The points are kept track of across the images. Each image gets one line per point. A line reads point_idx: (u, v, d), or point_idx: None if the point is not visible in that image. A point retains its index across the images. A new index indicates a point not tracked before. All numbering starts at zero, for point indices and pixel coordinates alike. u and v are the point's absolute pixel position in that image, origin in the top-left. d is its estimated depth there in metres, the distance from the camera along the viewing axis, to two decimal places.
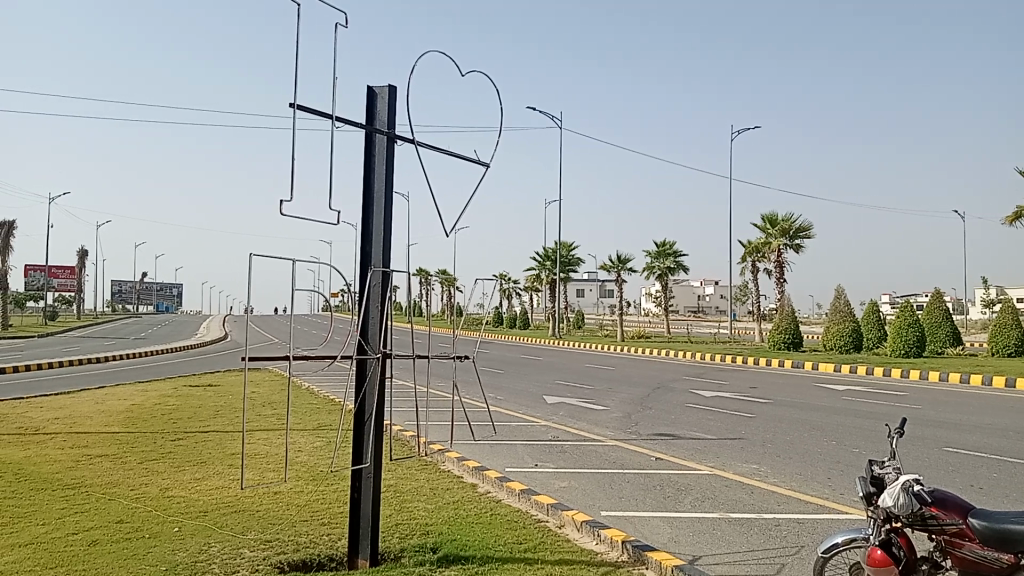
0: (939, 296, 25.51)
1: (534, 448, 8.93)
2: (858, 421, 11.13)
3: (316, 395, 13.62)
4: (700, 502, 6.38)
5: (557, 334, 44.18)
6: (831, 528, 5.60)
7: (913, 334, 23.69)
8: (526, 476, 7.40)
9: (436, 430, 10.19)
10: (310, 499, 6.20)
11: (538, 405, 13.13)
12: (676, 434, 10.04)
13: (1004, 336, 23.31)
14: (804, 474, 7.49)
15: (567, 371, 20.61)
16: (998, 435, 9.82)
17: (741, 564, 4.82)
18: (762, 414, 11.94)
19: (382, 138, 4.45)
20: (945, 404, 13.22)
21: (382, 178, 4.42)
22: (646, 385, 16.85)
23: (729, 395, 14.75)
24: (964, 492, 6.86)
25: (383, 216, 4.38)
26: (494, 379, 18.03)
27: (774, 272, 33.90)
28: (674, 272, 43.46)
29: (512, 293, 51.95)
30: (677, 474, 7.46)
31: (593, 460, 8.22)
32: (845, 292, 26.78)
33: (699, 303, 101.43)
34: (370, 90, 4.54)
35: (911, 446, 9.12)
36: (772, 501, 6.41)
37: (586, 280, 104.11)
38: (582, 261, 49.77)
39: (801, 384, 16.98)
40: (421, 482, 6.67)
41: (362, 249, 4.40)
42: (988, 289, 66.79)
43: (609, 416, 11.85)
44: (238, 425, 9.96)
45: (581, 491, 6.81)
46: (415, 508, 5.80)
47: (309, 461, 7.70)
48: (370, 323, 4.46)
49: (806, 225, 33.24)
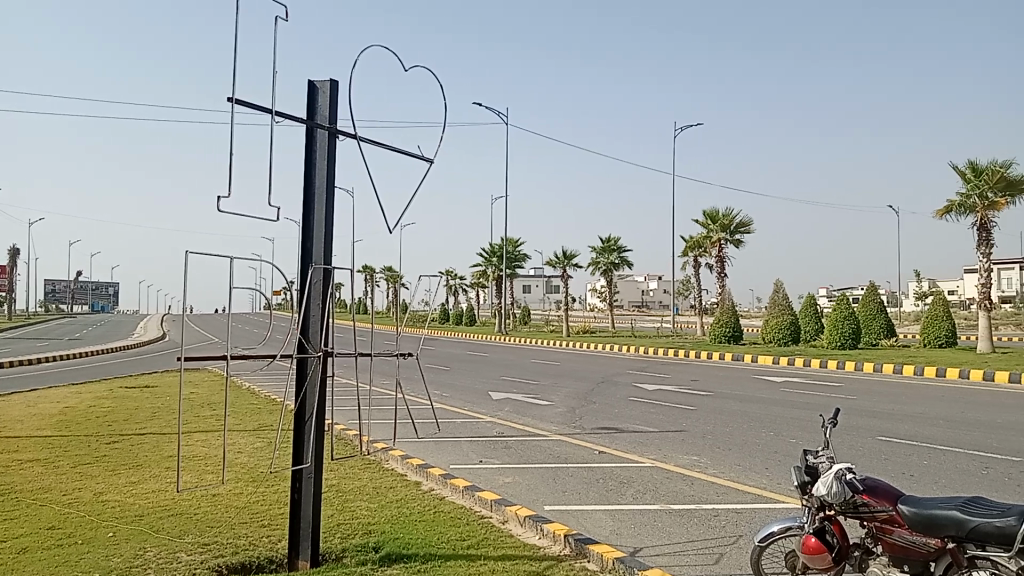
0: (873, 289, 26.16)
1: (478, 444, 8.92)
2: (795, 412, 11.39)
3: (256, 394, 13.41)
4: (642, 494, 6.45)
5: (503, 329, 44.12)
6: (768, 517, 5.72)
7: (849, 326, 24.26)
8: (471, 472, 7.39)
9: (379, 428, 10.10)
10: (250, 501, 6.10)
11: (483, 401, 13.10)
12: (619, 427, 10.13)
13: (936, 328, 24.02)
14: (743, 464, 7.63)
15: (512, 367, 20.62)
16: (929, 424, 10.14)
17: (681, 555, 4.88)
18: (704, 407, 12.10)
19: (323, 133, 4.37)
20: (880, 394, 13.54)
21: (324, 173, 4.34)
22: (591, 380, 16.92)
23: (671, 388, 14.92)
24: (896, 480, 7.06)
25: (325, 211, 4.31)
26: (439, 376, 17.95)
27: (715, 267, 34.41)
28: (618, 267, 43.84)
29: (457, 288, 51.73)
30: (620, 468, 7.52)
31: (537, 455, 8.25)
32: (783, 286, 27.33)
33: (643, 298, 102.79)
34: (311, 84, 4.46)
35: (845, 436, 9.35)
36: (712, 492, 6.51)
37: (531, 275, 104.32)
38: (528, 257, 49.79)
39: (742, 376, 17.31)
40: (364, 482, 6.61)
41: (303, 246, 4.32)
42: (921, 282, 68.99)
43: (553, 410, 11.90)
44: (175, 427, 9.73)
45: (524, 486, 6.82)
46: (357, 507, 5.74)
47: (248, 462, 7.57)
48: (311, 320, 4.37)
49: (746, 220, 33.81)
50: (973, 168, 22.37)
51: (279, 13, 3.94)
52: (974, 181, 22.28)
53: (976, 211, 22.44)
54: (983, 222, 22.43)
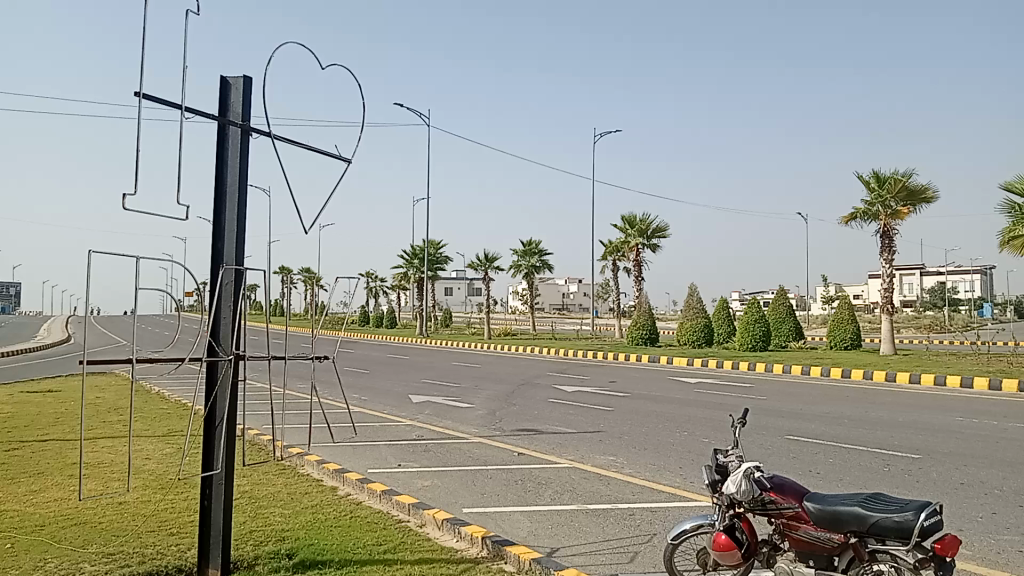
0: (783, 293, 27.01)
1: (397, 447, 8.84)
2: (708, 412, 11.67)
3: (166, 399, 12.99)
4: (560, 495, 6.49)
5: (423, 332, 43.86)
6: (681, 515, 5.83)
7: (759, 329, 25.00)
8: (389, 476, 7.31)
9: (294, 433, 9.90)
10: (157, 508, 5.90)
11: (402, 405, 12.98)
12: (538, 429, 10.19)
13: (842, 330, 24.95)
14: (659, 464, 7.77)
15: (432, 370, 20.54)
16: (834, 423, 10.52)
17: (597, 554, 4.94)
18: (621, 407, 12.28)
19: (236, 130, 4.25)
20: (788, 395, 13.98)
21: (236, 169, 4.22)
22: (511, 382, 16.99)
23: (590, 389, 15.10)
24: (803, 477, 7.30)
25: (237, 210, 4.19)
26: (357, 379, 17.75)
27: (633, 271, 34.98)
28: (539, 270, 44.14)
29: (378, 289, 51.24)
30: (538, 469, 7.56)
31: (457, 457, 8.23)
32: (697, 289, 27.99)
33: (564, 301, 103.79)
34: (223, 80, 4.34)
35: (756, 435, 9.62)
36: (628, 491, 6.60)
37: (453, 278, 104.13)
38: (450, 260, 49.65)
39: (658, 377, 17.64)
40: (279, 487, 6.48)
41: (213, 245, 4.18)
42: (828, 286, 71.61)
43: (473, 413, 11.89)
44: (79, 433, 9.35)
45: (443, 489, 6.79)
46: (270, 514, 5.61)
47: (156, 469, 7.32)
48: (222, 323, 4.24)
49: (662, 225, 34.50)
50: (877, 178, 23.31)
51: (195, 7, 3.79)
52: (878, 191, 23.22)
53: (880, 219, 23.40)
54: (886, 229, 23.42)
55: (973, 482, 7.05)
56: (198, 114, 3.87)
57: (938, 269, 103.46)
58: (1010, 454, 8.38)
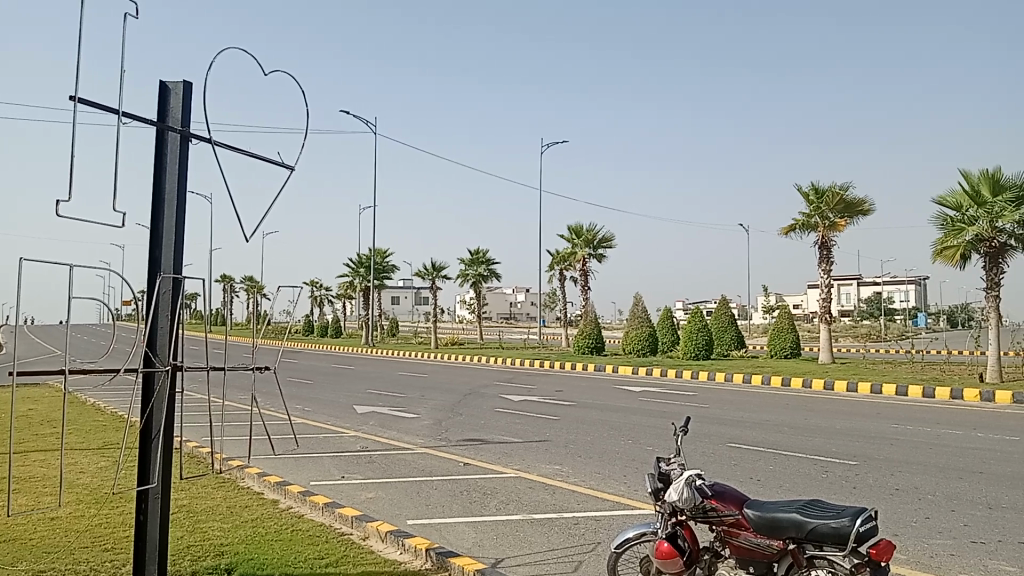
0: (725, 303, 27.49)
1: (341, 459, 8.74)
2: (651, 420, 11.79)
3: (102, 411, 12.64)
4: (505, 505, 6.49)
5: (369, 342, 43.51)
6: (625, 523, 5.88)
7: (702, 338, 25.37)
8: (332, 488, 7.22)
9: (234, 446, 9.71)
10: (91, 524, 5.72)
11: (346, 415, 12.83)
12: (484, 438, 10.18)
13: (782, 339, 25.45)
14: (603, 472, 7.81)
15: (377, 380, 20.37)
16: (775, 430, 10.71)
17: (541, 564, 4.94)
18: (566, 416, 12.34)
19: (175, 136, 4.14)
20: (730, 403, 14.22)
21: (175, 176, 4.10)
22: (457, 392, 16.91)
23: (536, 399, 15.13)
24: (744, 484, 7.42)
25: (176, 218, 4.07)
26: (300, 390, 17.52)
27: (579, 281, 35.19)
28: (486, 279, 44.16)
29: (323, 298, 50.62)
30: (484, 479, 7.54)
31: (401, 468, 8.16)
32: (642, 299, 28.29)
33: (511, 310, 103.90)
34: (162, 84, 4.22)
35: (698, 443, 9.74)
36: (573, 500, 6.63)
37: (400, 287, 103.51)
38: (397, 269, 49.31)
39: (603, 386, 17.76)
40: (218, 501, 6.33)
41: (150, 254, 4.05)
42: (769, 295, 72.95)
43: (419, 423, 11.82)
44: (9, 447, 9.02)
45: (387, 501, 6.72)
46: (209, 528, 5.49)
47: (90, 483, 7.10)
48: (159, 332, 4.12)
49: (608, 236, 34.81)
50: (815, 190, 23.89)
51: (135, 6, 3.44)
52: (816, 203, 23.79)
53: (818, 230, 23.98)
54: (824, 240, 23.99)
55: (907, 488, 7.24)
56: (138, 118, 3.76)
57: (875, 279, 106.41)
58: (941, 459, 8.64)
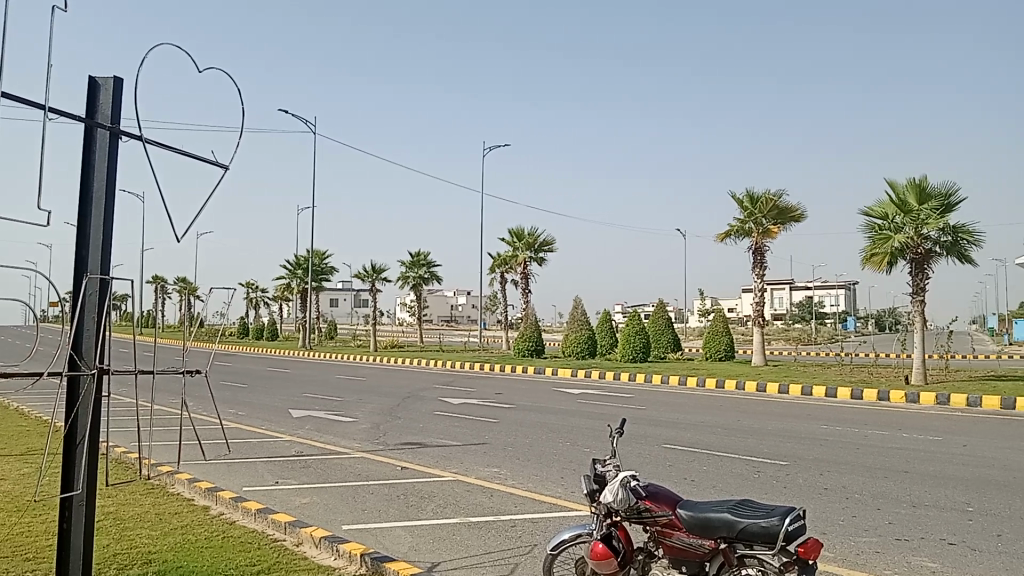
0: (662, 306, 27.87)
1: (275, 464, 8.59)
2: (588, 423, 11.88)
3: (25, 416, 12.20)
4: (442, 508, 6.47)
5: (307, 345, 42.89)
6: (561, 525, 5.91)
7: (640, 341, 25.66)
8: (266, 493, 7.10)
9: (164, 451, 9.47)
10: (11, 533, 5.52)
11: (282, 419, 12.63)
12: (422, 442, 10.13)
13: (717, 342, 25.92)
14: (541, 475, 7.85)
15: (315, 383, 20.11)
16: (709, 432, 10.91)
17: (477, 567, 4.93)
18: (506, 419, 12.36)
19: (104, 133, 4.00)
20: (667, 405, 14.43)
21: (103, 175, 3.97)
22: (396, 395, 16.80)
23: (475, 401, 15.14)
24: (678, 484, 7.54)
25: (105, 216, 3.94)
26: (235, 394, 17.18)
27: (520, 284, 35.27)
28: (427, 281, 43.98)
29: (259, 300, 49.74)
30: (421, 482, 7.51)
31: (337, 473, 8.07)
32: (582, 302, 28.51)
33: (452, 312, 103.67)
34: (92, 80, 4.10)
35: (635, 444, 9.85)
36: (510, 502, 6.65)
37: (339, 290, 102.35)
38: (336, 271, 48.72)
39: (542, 389, 17.84)
40: (146, 508, 6.17)
41: (77, 252, 3.92)
42: (706, 299, 74.12)
43: (356, 427, 11.70)
44: None
45: (322, 506, 6.64)
46: (136, 536, 5.34)
47: (11, 491, 6.85)
48: (85, 335, 4.00)
49: (549, 239, 34.97)
50: (749, 198, 24.39)
51: (63, 2, 3.25)
52: (750, 210, 24.28)
53: (752, 236, 24.51)
54: (757, 246, 24.55)
55: (835, 487, 7.45)
56: (69, 114, 3.63)
57: (806, 284, 109.20)
58: (867, 459, 8.90)
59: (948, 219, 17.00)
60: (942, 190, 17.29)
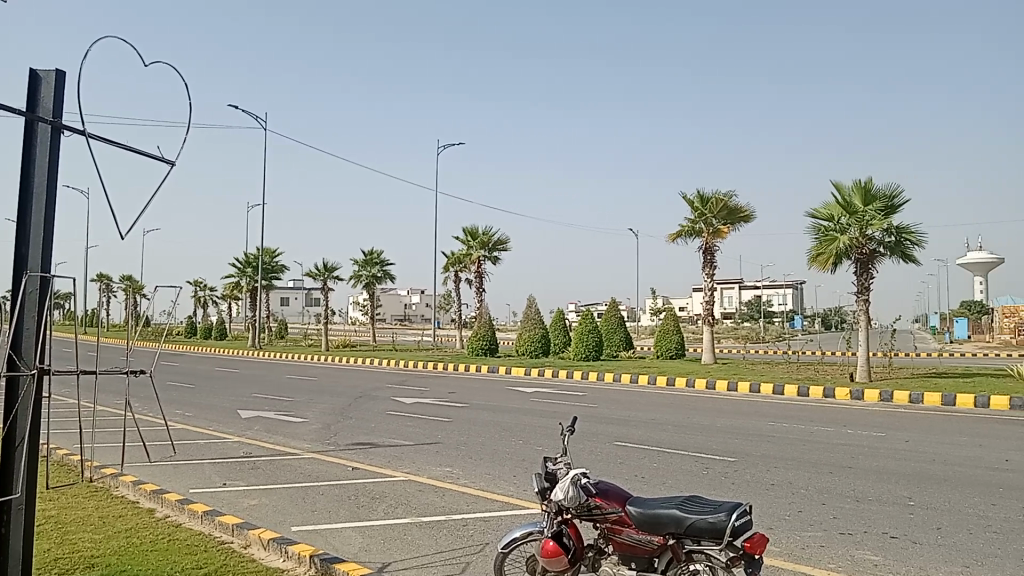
0: (615, 306, 28.07)
1: (223, 466, 8.46)
2: (540, 421, 11.92)
3: None
4: (394, 508, 6.44)
5: (257, 344, 42.28)
6: (512, 524, 5.93)
7: (592, 339, 25.82)
8: (213, 496, 6.99)
9: (107, 453, 9.27)
10: None
11: (230, 420, 12.43)
12: (374, 442, 10.06)
13: (668, 340, 26.19)
14: (493, 474, 7.86)
15: (265, 383, 19.85)
16: (660, 429, 11.03)
17: (427, 567, 4.92)
18: (458, 418, 12.34)
19: (45, 127, 3.88)
20: (618, 403, 14.55)
21: (44, 172, 3.86)
22: (347, 395, 16.65)
23: (428, 401, 15.09)
24: (629, 482, 7.61)
25: (46, 213, 3.83)
26: (183, 394, 16.87)
27: (474, 283, 35.24)
28: (380, 280, 43.69)
29: (208, 298, 48.88)
30: (373, 483, 7.46)
31: (287, 474, 7.98)
32: (535, 301, 28.58)
33: (405, 311, 103.17)
34: (33, 72, 3.97)
35: (586, 442, 9.91)
36: (462, 502, 6.64)
37: (291, 289, 101.11)
38: (287, 269, 48.09)
39: (495, 388, 17.85)
40: (88, 511, 6.03)
41: (17, 250, 3.80)
42: (657, 298, 74.82)
43: (307, 427, 11.57)
44: None
45: (271, 508, 6.56)
46: (78, 540, 5.22)
47: None
48: (25, 335, 3.90)
49: (503, 238, 34.96)
50: (700, 198, 24.69)
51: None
52: (701, 211, 24.58)
53: (703, 236, 24.83)
54: (707, 246, 24.86)
55: (782, 482, 7.59)
56: (7, 109, 3.51)
57: (755, 284, 110.97)
58: (813, 455, 9.08)
59: (892, 220, 17.44)
60: (886, 192, 17.73)
